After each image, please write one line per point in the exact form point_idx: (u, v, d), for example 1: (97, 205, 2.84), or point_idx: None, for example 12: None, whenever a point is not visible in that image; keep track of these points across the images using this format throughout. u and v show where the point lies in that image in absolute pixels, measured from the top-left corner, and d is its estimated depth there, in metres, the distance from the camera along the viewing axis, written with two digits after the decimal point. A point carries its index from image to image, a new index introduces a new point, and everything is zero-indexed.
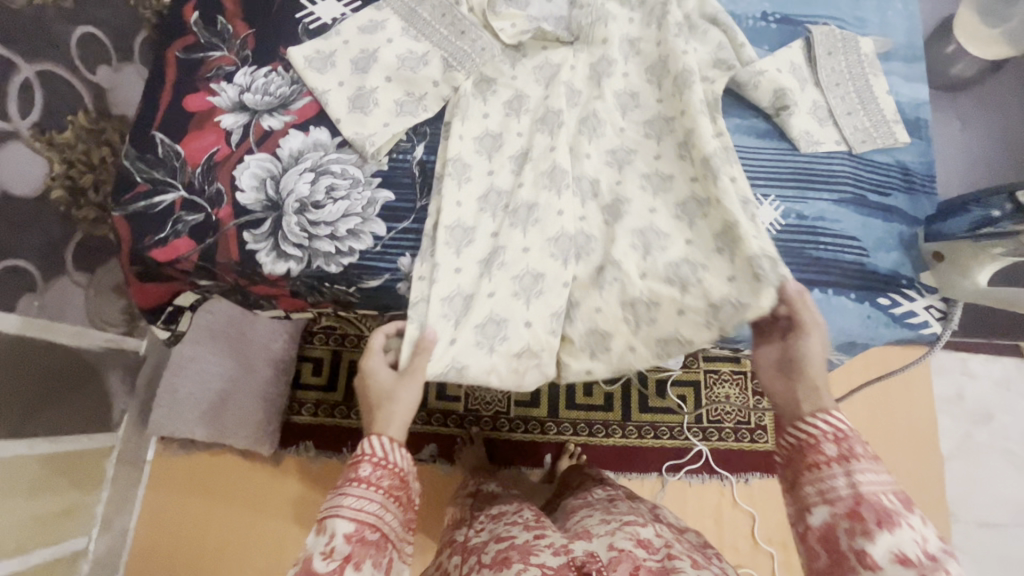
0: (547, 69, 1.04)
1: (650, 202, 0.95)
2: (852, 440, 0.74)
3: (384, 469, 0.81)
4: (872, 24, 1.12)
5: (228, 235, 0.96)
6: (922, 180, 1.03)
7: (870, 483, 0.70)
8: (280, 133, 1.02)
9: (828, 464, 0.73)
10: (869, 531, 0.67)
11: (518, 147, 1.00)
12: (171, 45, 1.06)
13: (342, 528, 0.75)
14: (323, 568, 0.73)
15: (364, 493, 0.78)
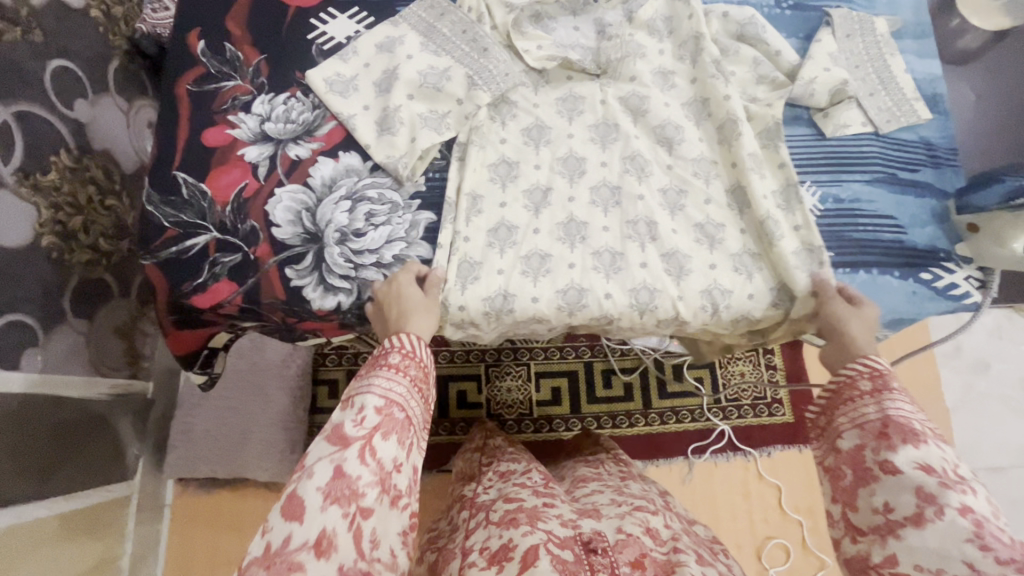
0: (571, 101, 1.03)
1: (678, 200, 0.98)
2: (890, 376, 0.76)
3: (412, 361, 0.79)
4: (880, 4, 1.14)
5: (271, 273, 0.92)
6: (945, 153, 1.06)
7: (900, 409, 0.73)
8: (309, 161, 0.98)
9: (865, 396, 0.76)
10: (891, 447, 0.71)
11: (534, 179, 0.98)
12: (180, 79, 1.01)
13: (372, 402, 0.72)
14: (352, 434, 0.69)
15: (393, 377, 0.76)
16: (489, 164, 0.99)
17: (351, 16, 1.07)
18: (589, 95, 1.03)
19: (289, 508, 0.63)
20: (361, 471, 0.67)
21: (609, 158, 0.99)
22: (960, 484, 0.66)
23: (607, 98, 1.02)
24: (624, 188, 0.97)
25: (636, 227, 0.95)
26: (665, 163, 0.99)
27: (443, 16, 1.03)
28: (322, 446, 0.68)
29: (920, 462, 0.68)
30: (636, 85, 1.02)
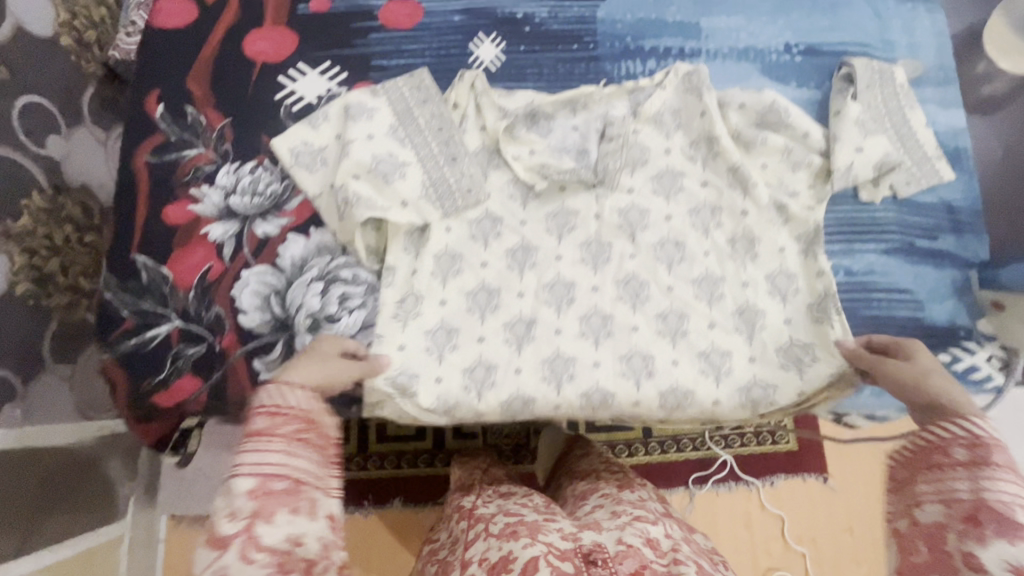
0: (562, 217, 0.96)
1: (667, 281, 0.94)
2: (996, 449, 0.63)
3: (285, 417, 0.66)
4: (901, 46, 1.05)
5: (237, 366, 0.86)
6: (970, 218, 0.98)
7: (1002, 491, 0.61)
8: (278, 239, 0.91)
9: (950, 467, 0.65)
10: (978, 538, 0.60)
11: (516, 311, 0.92)
12: (138, 149, 0.93)
13: (243, 486, 0.61)
14: (229, 532, 0.60)
15: (264, 447, 0.64)
16: (472, 243, 0.94)
17: (322, 72, 0.99)
18: (582, 209, 0.97)
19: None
20: (250, 570, 0.59)
21: (600, 283, 0.94)
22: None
23: (602, 212, 0.97)
24: (616, 317, 0.93)
25: (630, 363, 0.91)
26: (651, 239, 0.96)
27: (425, 103, 0.96)
28: (205, 552, 0.60)
29: (1013, 563, 0.58)
30: (635, 197, 0.97)
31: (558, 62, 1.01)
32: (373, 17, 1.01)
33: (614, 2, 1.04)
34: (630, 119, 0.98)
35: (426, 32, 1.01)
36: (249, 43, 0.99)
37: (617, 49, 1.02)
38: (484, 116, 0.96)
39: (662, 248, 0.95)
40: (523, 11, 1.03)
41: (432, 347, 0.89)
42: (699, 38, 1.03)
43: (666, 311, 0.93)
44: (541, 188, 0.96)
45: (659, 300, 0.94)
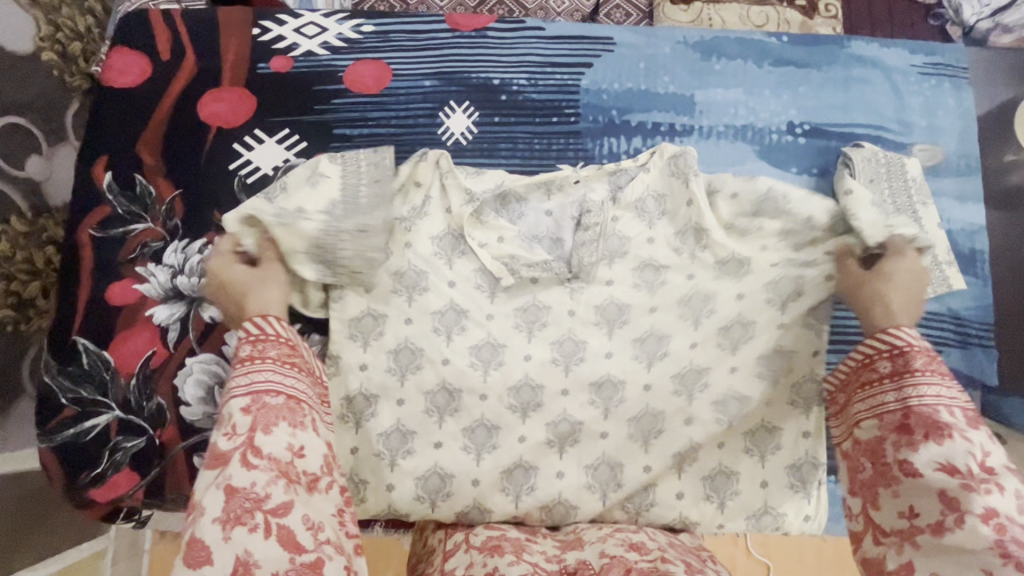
0: (532, 311, 0.88)
1: (644, 379, 0.85)
2: (918, 356, 0.66)
3: (270, 342, 0.66)
4: (918, 129, 0.94)
5: (177, 462, 0.83)
6: (978, 330, 0.89)
7: (925, 395, 0.63)
8: (224, 325, 0.87)
9: (882, 383, 0.67)
10: (911, 444, 0.62)
11: (476, 414, 0.84)
12: (82, 222, 0.88)
13: (238, 405, 0.60)
14: (227, 449, 0.58)
15: (253, 369, 0.63)
16: (434, 336, 0.86)
17: (280, 141, 0.92)
18: (554, 303, 0.88)
19: (192, 555, 0.53)
20: (253, 477, 0.56)
21: (570, 385, 0.85)
22: (984, 482, 0.58)
23: (576, 306, 0.88)
24: (586, 425, 0.85)
25: (596, 475, 0.85)
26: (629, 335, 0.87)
27: (378, 182, 0.87)
28: (203, 475, 0.57)
29: (942, 461, 0.60)
30: (614, 290, 0.88)
31: (534, 137, 0.93)
32: (337, 80, 0.94)
33: (600, 69, 0.94)
34: (609, 204, 0.89)
35: (394, 98, 0.94)
36: (203, 105, 0.93)
37: (600, 123, 0.94)
38: (449, 198, 0.89)
39: (642, 343, 0.86)
40: (500, 77, 0.94)
41: (385, 452, 0.84)
42: (692, 114, 0.94)
43: (641, 412, 0.85)
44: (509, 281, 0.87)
45: (633, 403, 0.85)
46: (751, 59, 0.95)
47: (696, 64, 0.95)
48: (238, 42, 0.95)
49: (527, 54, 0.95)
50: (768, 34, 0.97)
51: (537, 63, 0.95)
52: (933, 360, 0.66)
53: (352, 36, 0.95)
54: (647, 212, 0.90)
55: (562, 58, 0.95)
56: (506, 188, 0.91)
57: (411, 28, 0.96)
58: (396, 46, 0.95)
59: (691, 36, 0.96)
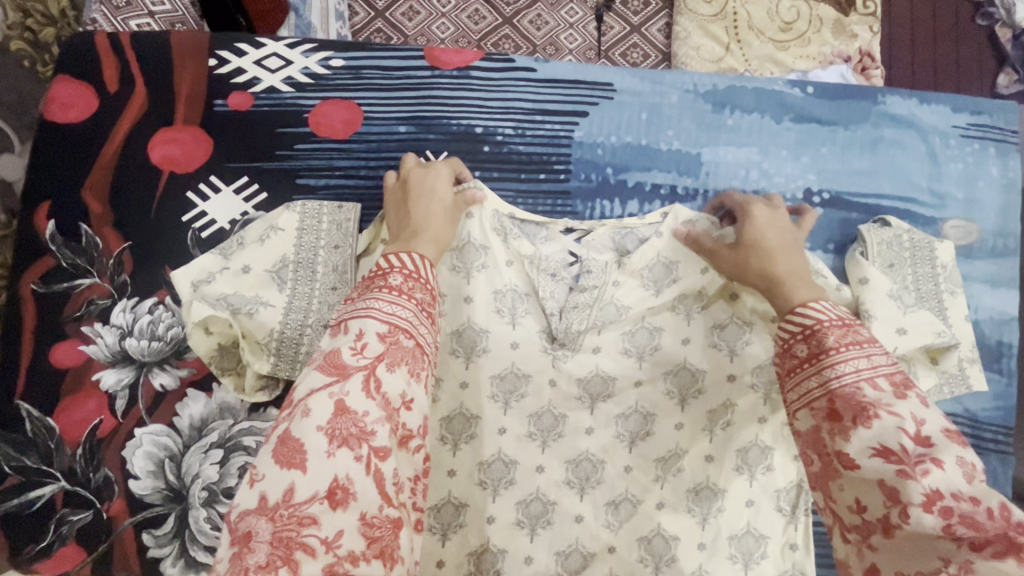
0: (511, 381, 0.78)
1: (624, 458, 0.77)
2: (831, 331, 0.56)
3: (418, 283, 0.58)
4: (953, 202, 0.84)
5: (125, 539, 0.78)
6: (995, 435, 0.80)
7: (844, 375, 0.53)
8: (176, 395, 0.81)
9: (801, 368, 0.56)
10: (842, 432, 0.51)
11: (444, 492, 0.76)
12: (25, 276, 0.83)
13: (373, 327, 0.52)
14: (351, 364, 0.50)
15: (396, 301, 0.55)
16: None
17: (237, 191, 0.84)
18: (535, 372, 0.79)
19: (282, 452, 0.46)
20: (368, 406, 0.49)
21: (547, 461, 0.77)
22: (921, 461, 0.45)
23: (559, 377, 0.79)
24: (559, 505, 0.76)
25: (567, 560, 0.75)
26: (614, 409, 0.78)
27: (337, 249, 0.79)
28: (313, 376, 0.50)
29: (876, 446, 0.48)
30: (601, 359, 0.79)
31: (519, 195, 0.85)
32: (302, 122, 0.86)
33: (596, 119, 0.86)
34: (614, 267, 0.81)
35: (363, 145, 0.85)
36: (155, 146, 0.85)
37: (593, 182, 0.85)
38: None
39: (625, 419, 0.78)
40: (483, 125, 0.86)
41: None
42: (696, 175, 0.85)
43: (619, 496, 0.76)
44: (489, 345, 0.78)
45: (613, 483, 0.76)
46: (768, 113, 0.86)
47: (705, 117, 0.86)
48: (193, 77, 0.87)
49: (515, 100, 0.87)
50: (791, 84, 0.87)
51: (526, 111, 0.86)
52: (847, 332, 0.56)
53: (319, 71, 0.87)
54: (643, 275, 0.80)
55: (554, 105, 0.87)
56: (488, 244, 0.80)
57: (385, 64, 0.88)
58: (367, 84, 0.87)
59: (702, 84, 0.87)
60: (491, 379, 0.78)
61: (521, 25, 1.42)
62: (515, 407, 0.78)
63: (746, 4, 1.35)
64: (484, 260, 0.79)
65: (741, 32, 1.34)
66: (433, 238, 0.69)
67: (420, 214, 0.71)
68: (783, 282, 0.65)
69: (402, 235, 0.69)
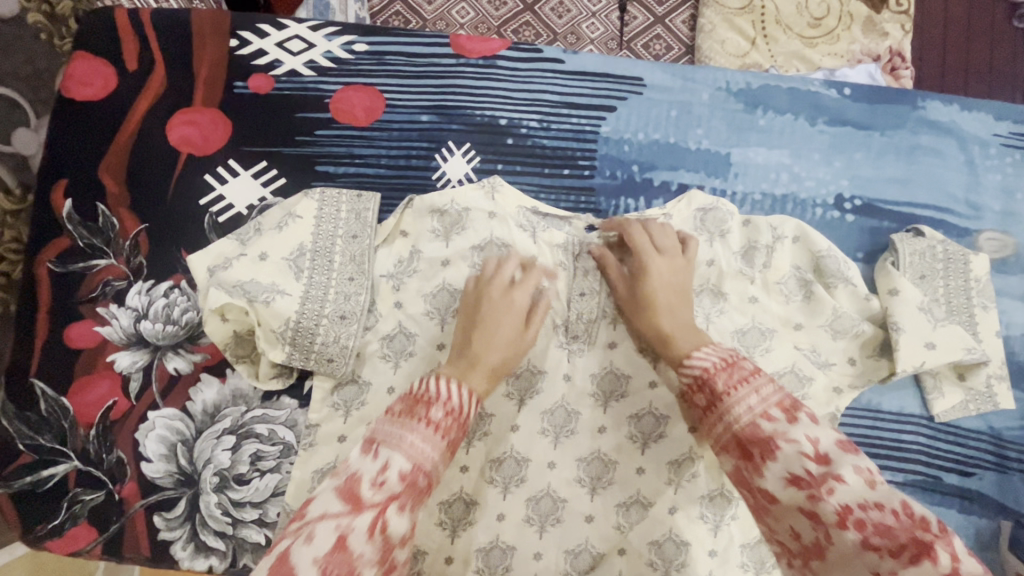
0: (525, 377, 0.78)
1: (637, 460, 0.76)
2: (719, 376, 0.55)
3: (455, 419, 0.57)
4: (989, 214, 0.82)
5: (136, 520, 0.78)
6: (1019, 454, 0.78)
7: (739, 415, 0.52)
8: (190, 379, 0.80)
9: (705, 417, 0.56)
10: (754, 470, 0.50)
11: (456, 487, 0.76)
12: (41, 253, 0.82)
13: (397, 466, 0.51)
14: (366, 499, 0.49)
15: (428, 439, 0.54)
16: None
17: (256, 175, 0.83)
18: (549, 369, 0.78)
19: (276, 568, 0.44)
20: (366, 549, 0.47)
21: (559, 458, 0.76)
22: (826, 480, 0.46)
23: (573, 374, 0.78)
24: (570, 503, 0.75)
25: (577, 560, 0.74)
26: (628, 410, 0.77)
27: (354, 239, 0.78)
28: (330, 498, 0.49)
29: (787, 475, 0.48)
30: (615, 356, 0.79)
31: (541, 190, 0.83)
32: (323, 107, 0.84)
33: (624, 115, 0.84)
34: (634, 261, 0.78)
35: (385, 133, 0.84)
36: (172, 127, 0.84)
37: (618, 180, 0.83)
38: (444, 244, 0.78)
39: (639, 420, 0.77)
40: (507, 117, 0.84)
41: None
42: (725, 176, 0.82)
43: (631, 498, 0.75)
44: None
45: (624, 485, 0.76)
46: (802, 115, 0.83)
47: (737, 116, 0.83)
48: (212, 57, 0.86)
49: (541, 92, 0.84)
50: (827, 85, 0.84)
51: (552, 103, 0.84)
52: (732, 369, 0.55)
53: (342, 55, 0.86)
54: None
55: (581, 99, 0.84)
56: (509, 236, 0.78)
57: (409, 50, 0.86)
58: (390, 70, 0.85)
59: (735, 82, 0.84)
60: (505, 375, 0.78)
61: (542, 12, 1.39)
62: (528, 405, 0.77)
63: None
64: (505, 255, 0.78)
65: (769, 26, 1.30)
66: (490, 370, 0.65)
67: (482, 342, 0.66)
68: (671, 338, 0.66)
69: (459, 359, 0.65)
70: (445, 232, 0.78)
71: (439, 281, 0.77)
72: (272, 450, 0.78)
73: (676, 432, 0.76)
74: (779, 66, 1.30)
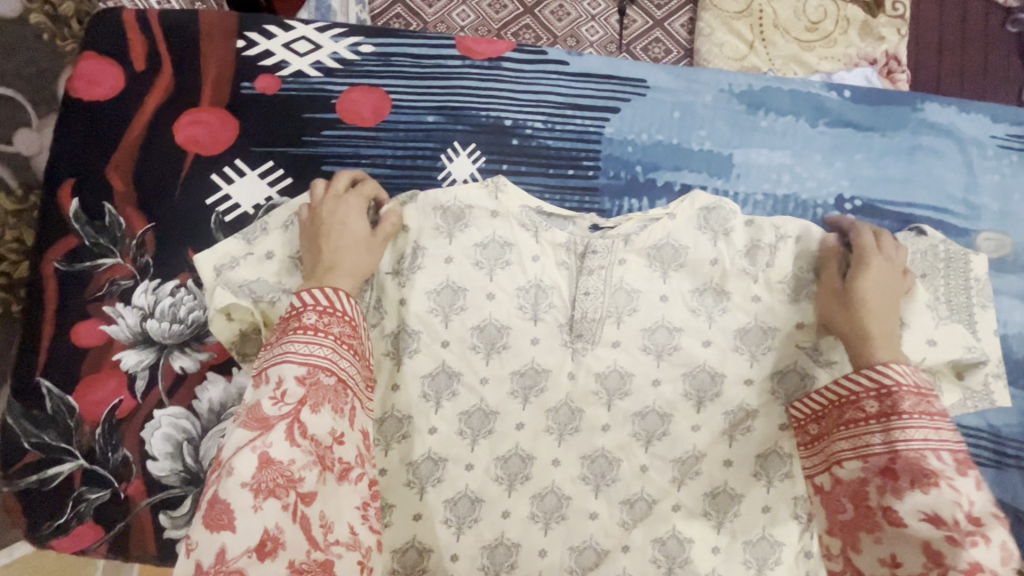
0: (530, 376, 0.78)
1: (641, 457, 0.77)
2: (908, 397, 0.61)
3: (334, 316, 0.62)
4: (986, 214, 0.83)
5: (142, 518, 0.78)
6: (1017, 451, 0.79)
7: (912, 440, 0.59)
8: (195, 378, 0.80)
9: (869, 425, 0.63)
10: (896, 491, 0.58)
11: (460, 485, 0.76)
12: (47, 253, 0.82)
13: (290, 372, 0.57)
14: (274, 415, 0.55)
15: (310, 339, 0.60)
16: (422, 402, 0.77)
17: (262, 175, 0.83)
18: (554, 367, 0.78)
19: (211, 515, 0.51)
20: (293, 455, 0.54)
21: (564, 456, 0.77)
22: (971, 533, 0.52)
23: (577, 371, 0.78)
24: (575, 501, 0.76)
25: (581, 557, 0.75)
26: (632, 409, 0.77)
27: None
28: (239, 433, 0.54)
29: (927, 512, 0.55)
30: (619, 355, 0.78)
31: (546, 190, 0.84)
32: (329, 107, 0.85)
33: (627, 116, 0.85)
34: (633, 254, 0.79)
35: (391, 133, 0.84)
36: (179, 127, 0.84)
37: (621, 180, 0.84)
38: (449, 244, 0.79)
39: (643, 418, 0.77)
40: (512, 117, 0.85)
41: None
42: (727, 177, 0.83)
43: (635, 495, 0.76)
44: (510, 339, 0.78)
45: (629, 482, 0.76)
46: (804, 116, 0.84)
47: (739, 117, 0.84)
48: (219, 58, 0.86)
49: (546, 93, 0.85)
50: (827, 87, 0.85)
51: (556, 105, 0.85)
52: (922, 399, 0.61)
53: (348, 56, 0.86)
54: (672, 271, 0.79)
55: (585, 100, 0.85)
56: (513, 235, 0.79)
57: (415, 51, 0.87)
58: (396, 71, 0.86)
59: (737, 84, 0.85)
60: (508, 373, 0.78)
61: (542, 15, 1.40)
62: (533, 403, 0.77)
63: (773, 2, 1.32)
64: (508, 254, 0.79)
65: (767, 30, 1.31)
66: (352, 272, 0.72)
67: (334, 248, 0.72)
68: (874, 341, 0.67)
69: (316, 271, 0.71)
70: (448, 230, 0.79)
71: (444, 279, 0.78)
72: None
73: (679, 430, 0.76)
74: (777, 70, 1.31)
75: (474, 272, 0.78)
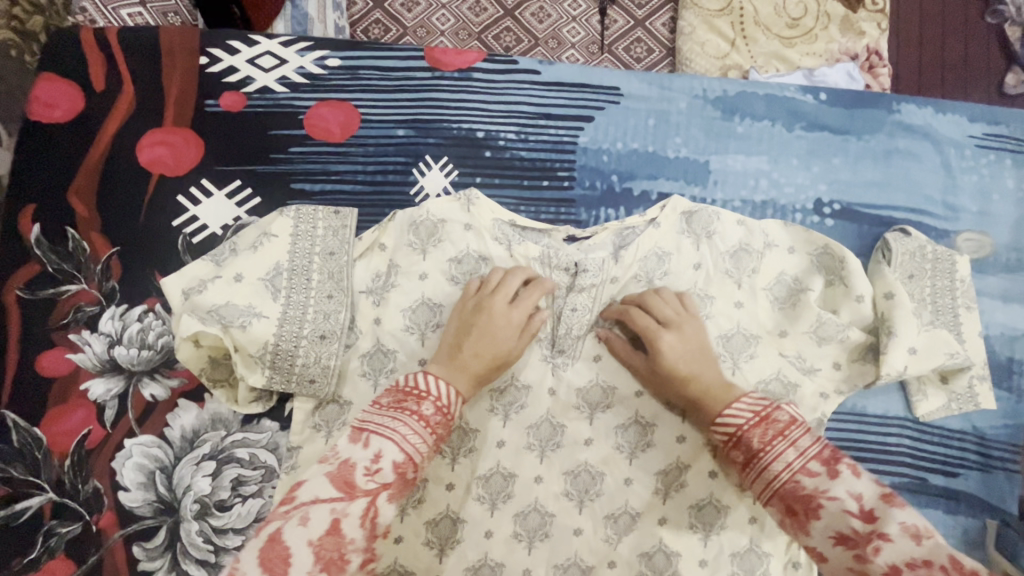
0: (510, 392, 0.76)
1: (625, 471, 0.75)
2: (754, 432, 0.60)
3: (443, 416, 0.62)
4: (967, 215, 0.82)
5: (115, 551, 0.75)
6: (1002, 453, 0.78)
7: (779, 472, 0.57)
8: (166, 406, 0.78)
9: (744, 472, 0.60)
10: (802, 527, 0.55)
11: (441, 506, 0.74)
12: (10, 280, 0.80)
13: (391, 453, 0.56)
14: (361, 486, 0.53)
15: (414, 428, 0.59)
16: None
17: (230, 195, 0.81)
18: (535, 383, 0.76)
19: (269, 551, 0.48)
20: (357, 534, 0.52)
21: (546, 473, 0.75)
22: (871, 539, 0.49)
23: (558, 386, 0.76)
24: (558, 518, 0.74)
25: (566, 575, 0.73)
26: (614, 421, 0.76)
27: (331, 257, 0.76)
28: (323, 483, 0.53)
29: (835, 534, 0.52)
30: (601, 368, 0.76)
31: (521, 203, 0.82)
32: (297, 123, 0.83)
33: (602, 124, 0.84)
34: (611, 263, 0.77)
35: (362, 148, 0.83)
36: (143, 148, 0.82)
37: (597, 190, 0.83)
38: (423, 260, 0.77)
39: (625, 431, 0.76)
40: (484, 129, 0.83)
41: None
42: (704, 184, 0.82)
43: (619, 510, 0.74)
44: None
45: (613, 496, 0.74)
46: (780, 121, 0.83)
47: (714, 123, 0.83)
48: (182, 75, 0.84)
49: (518, 104, 0.84)
50: (803, 90, 0.84)
51: (529, 115, 0.84)
52: (765, 424, 0.60)
53: (315, 71, 0.84)
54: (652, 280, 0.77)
55: (558, 110, 0.84)
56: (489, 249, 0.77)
57: (384, 64, 0.85)
58: (365, 85, 0.84)
59: (712, 90, 0.84)
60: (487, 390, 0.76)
61: (522, 17, 1.38)
62: (514, 420, 0.76)
63: None
64: (484, 269, 0.77)
65: (747, 27, 1.30)
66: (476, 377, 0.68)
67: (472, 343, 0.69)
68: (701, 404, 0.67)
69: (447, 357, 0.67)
70: (422, 245, 0.77)
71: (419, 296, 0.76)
72: (249, 475, 0.76)
73: (663, 442, 0.75)
74: (758, 67, 1.30)
75: (449, 287, 0.76)
